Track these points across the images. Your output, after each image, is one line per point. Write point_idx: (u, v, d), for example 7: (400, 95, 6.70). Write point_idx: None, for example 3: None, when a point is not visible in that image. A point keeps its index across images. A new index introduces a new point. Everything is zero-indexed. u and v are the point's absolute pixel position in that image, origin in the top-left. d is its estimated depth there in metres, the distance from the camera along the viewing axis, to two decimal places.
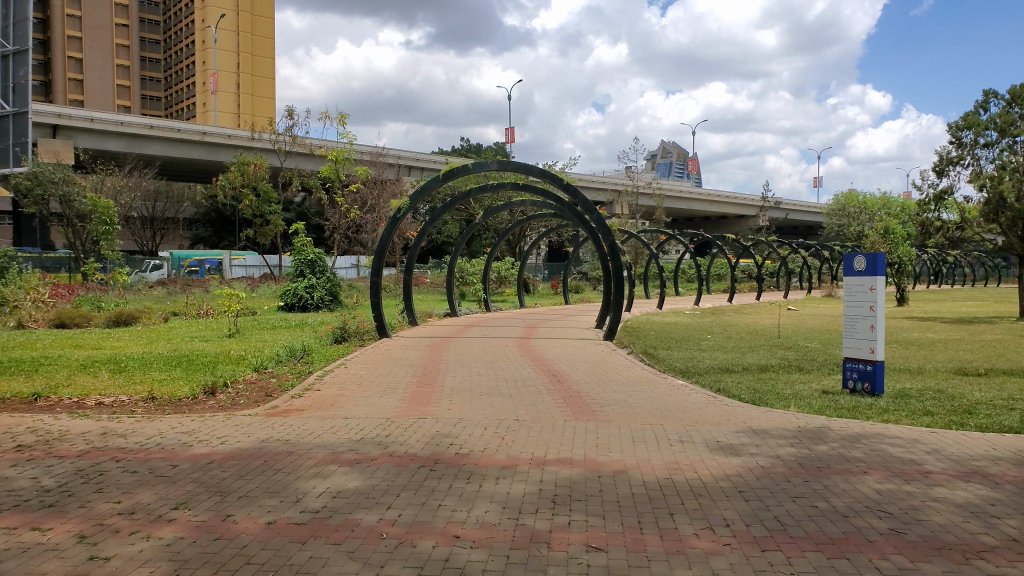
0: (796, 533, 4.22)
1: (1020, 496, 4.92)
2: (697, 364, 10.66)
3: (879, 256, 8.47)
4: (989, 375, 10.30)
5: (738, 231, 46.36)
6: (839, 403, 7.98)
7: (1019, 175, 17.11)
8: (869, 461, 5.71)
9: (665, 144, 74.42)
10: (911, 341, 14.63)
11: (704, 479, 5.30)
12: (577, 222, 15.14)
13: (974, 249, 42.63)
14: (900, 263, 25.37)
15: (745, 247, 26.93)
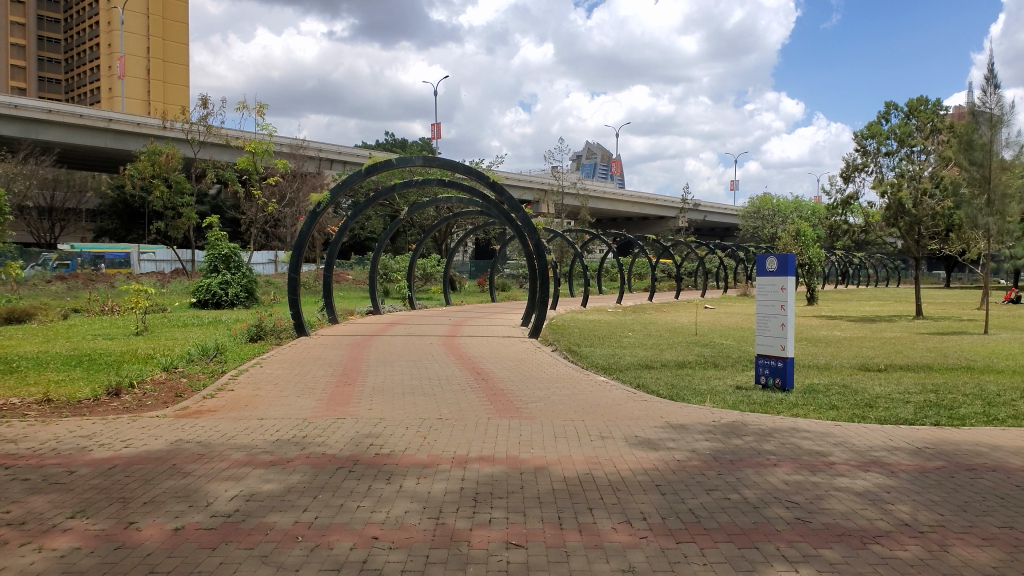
0: (710, 525, 4.32)
1: (915, 483, 5.19)
2: (619, 361, 10.82)
3: (789, 258, 8.76)
4: (888, 370, 10.88)
5: (658, 231, 47.47)
6: (751, 398, 8.26)
7: (916, 183, 18.12)
8: (778, 454, 5.91)
9: (589, 144, 75.41)
10: (818, 339, 15.32)
11: (623, 474, 5.37)
12: (503, 220, 15.08)
13: (876, 252, 44.98)
14: (810, 264, 26.52)
15: (666, 247, 27.60)
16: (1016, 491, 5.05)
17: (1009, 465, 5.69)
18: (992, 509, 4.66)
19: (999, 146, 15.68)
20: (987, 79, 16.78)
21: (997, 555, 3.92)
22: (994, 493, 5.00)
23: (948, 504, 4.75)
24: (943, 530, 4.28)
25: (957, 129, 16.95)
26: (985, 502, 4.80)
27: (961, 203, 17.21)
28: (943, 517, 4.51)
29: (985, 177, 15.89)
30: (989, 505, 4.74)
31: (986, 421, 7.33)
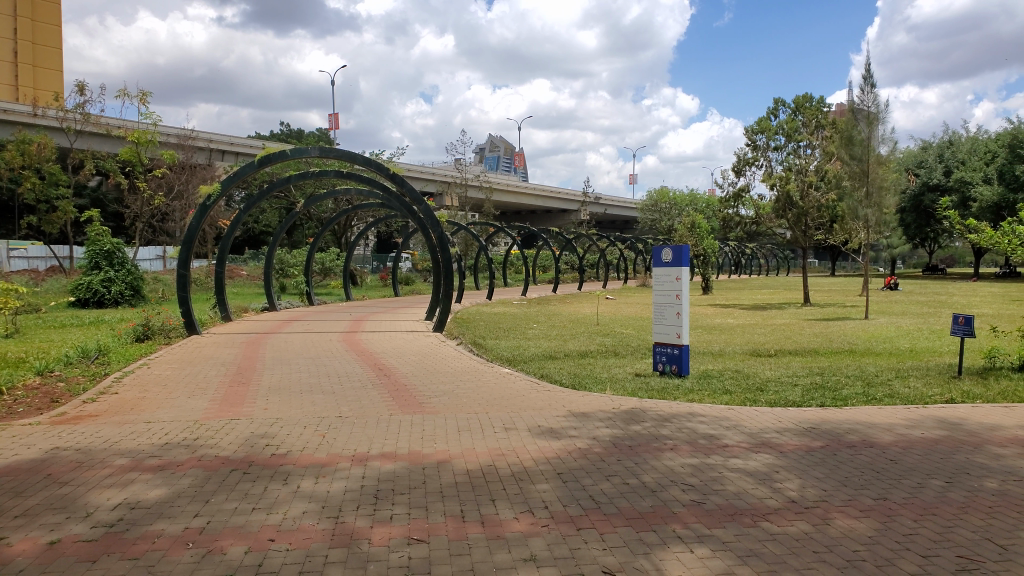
0: (609, 510, 4.44)
1: (800, 461, 5.51)
2: (523, 353, 10.93)
3: (683, 250, 9.05)
4: (777, 355, 11.50)
5: (561, 224, 48.14)
6: (649, 385, 8.54)
7: (802, 176, 19.12)
8: (675, 438, 6.14)
9: (492, 138, 75.41)
10: (713, 327, 15.93)
11: (526, 463, 5.44)
12: (405, 213, 14.87)
13: (766, 243, 47.26)
14: (705, 255, 27.58)
15: (568, 240, 28.04)
16: (890, 464, 5.45)
17: (883, 440, 6.14)
18: (869, 482, 5.00)
19: (876, 142, 16.78)
20: (866, 78, 17.86)
21: (872, 524, 4.23)
22: (872, 467, 5.37)
23: (830, 479, 5.07)
24: (826, 504, 4.57)
25: (839, 125, 18.00)
26: (863, 476, 5.15)
27: (842, 196, 18.32)
28: (826, 491, 4.81)
29: (864, 172, 16.98)
30: (866, 478, 5.09)
31: (865, 400, 7.87)
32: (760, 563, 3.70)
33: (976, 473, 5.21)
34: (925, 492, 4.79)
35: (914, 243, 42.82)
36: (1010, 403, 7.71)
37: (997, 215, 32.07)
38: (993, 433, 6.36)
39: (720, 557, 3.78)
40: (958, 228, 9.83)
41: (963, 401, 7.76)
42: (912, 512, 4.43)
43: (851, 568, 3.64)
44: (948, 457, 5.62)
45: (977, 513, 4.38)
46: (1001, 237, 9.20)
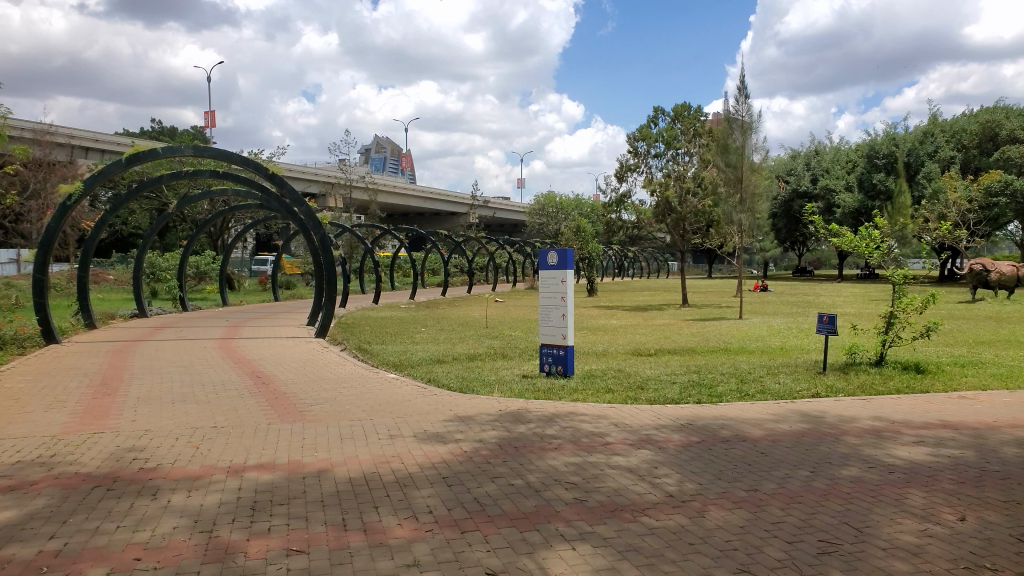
0: (493, 512, 4.52)
1: (678, 456, 5.81)
2: (410, 357, 10.88)
3: (568, 253, 9.30)
4: (656, 354, 12.01)
5: (449, 226, 48.10)
6: (536, 386, 8.72)
7: (680, 183, 20.06)
8: (560, 437, 6.32)
9: (378, 137, 74.26)
10: (598, 328, 16.42)
11: (410, 469, 5.45)
12: (286, 215, 14.38)
13: (649, 246, 49.10)
14: (590, 258, 28.35)
15: (457, 243, 28.08)
16: (760, 456, 5.83)
17: (755, 434, 6.56)
18: (741, 474, 5.35)
19: (749, 150, 17.87)
20: (739, 91, 19.00)
21: (743, 514, 4.52)
22: (744, 460, 5.73)
23: (706, 473, 5.38)
24: (702, 497, 4.85)
25: (715, 134, 19.03)
26: (736, 469, 5.49)
27: (717, 202, 19.34)
28: (701, 485, 5.10)
29: (738, 178, 18.05)
30: (739, 471, 5.43)
31: (738, 396, 8.37)
32: (639, 557, 3.88)
33: (837, 462, 5.67)
34: (792, 482, 5.17)
35: (784, 247, 45.77)
36: (867, 395, 8.42)
37: (856, 220, 34.79)
38: (851, 425, 6.93)
39: (602, 552, 3.93)
40: (823, 233, 10.61)
41: (825, 395, 8.40)
42: (780, 501, 4.77)
43: (723, 557, 3.88)
44: (813, 448, 6.08)
45: (836, 500, 4.77)
46: (860, 240, 10.01)
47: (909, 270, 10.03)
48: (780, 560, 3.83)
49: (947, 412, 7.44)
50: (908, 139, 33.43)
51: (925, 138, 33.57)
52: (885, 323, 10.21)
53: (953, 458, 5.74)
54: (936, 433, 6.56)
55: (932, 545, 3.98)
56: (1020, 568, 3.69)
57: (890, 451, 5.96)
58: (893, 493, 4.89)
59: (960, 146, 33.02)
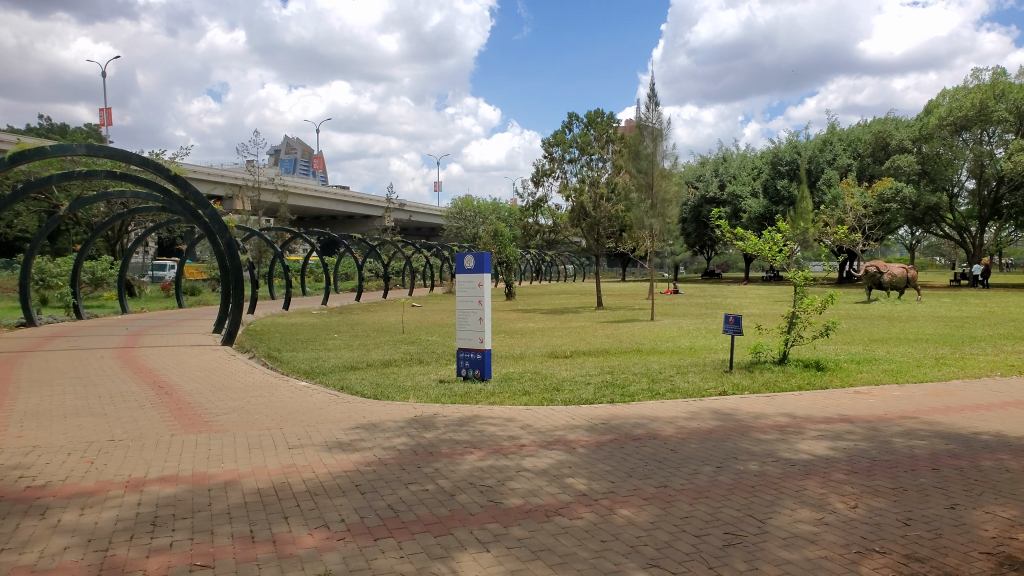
0: (407, 518, 4.48)
1: (591, 456, 5.91)
2: (323, 364, 10.66)
3: (485, 256, 9.32)
4: (572, 356, 12.19)
5: (363, 230, 47.34)
6: (453, 390, 8.70)
7: (595, 188, 20.46)
8: (474, 441, 6.31)
9: (289, 138, 72.33)
10: (515, 331, 16.52)
11: (321, 478, 5.33)
12: (189, 218, 13.78)
13: (565, 250, 49.85)
14: (508, 261, 28.46)
15: (373, 247, 27.67)
16: (670, 453, 6.00)
17: (665, 432, 6.75)
18: (651, 471, 5.48)
19: (660, 157, 18.44)
20: (650, 99, 19.58)
21: (653, 511, 4.63)
22: (654, 458, 5.88)
23: (618, 471, 5.49)
24: (613, 495, 4.95)
25: (628, 140, 19.54)
26: (646, 466, 5.62)
27: (630, 207, 19.81)
28: (613, 482, 5.21)
29: (649, 184, 18.60)
30: (649, 468, 5.57)
31: (651, 395, 8.59)
32: (552, 556, 3.92)
33: (742, 457, 5.90)
34: (699, 477, 5.34)
35: (694, 250, 47.36)
36: (771, 392, 8.79)
37: (761, 225, 36.39)
38: (757, 421, 7.22)
39: (516, 553, 3.95)
40: (729, 237, 11.02)
41: (733, 393, 8.74)
42: (688, 496, 4.91)
43: (634, 552, 3.96)
44: (720, 444, 6.30)
45: (741, 493, 4.96)
46: (764, 244, 10.45)
47: (808, 272, 10.54)
48: (689, 553, 3.94)
49: (844, 407, 7.87)
50: (809, 147, 35.23)
51: (823, 146, 35.41)
52: (788, 323, 10.70)
53: (847, 450, 6.06)
54: (833, 427, 6.92)
55: (828, 533, 4.19)
56: (906, 550, 3.92)
57: (791, 445, 6.24)
58: (793, 485, 5.12)
59: (855, 155, 35.04)
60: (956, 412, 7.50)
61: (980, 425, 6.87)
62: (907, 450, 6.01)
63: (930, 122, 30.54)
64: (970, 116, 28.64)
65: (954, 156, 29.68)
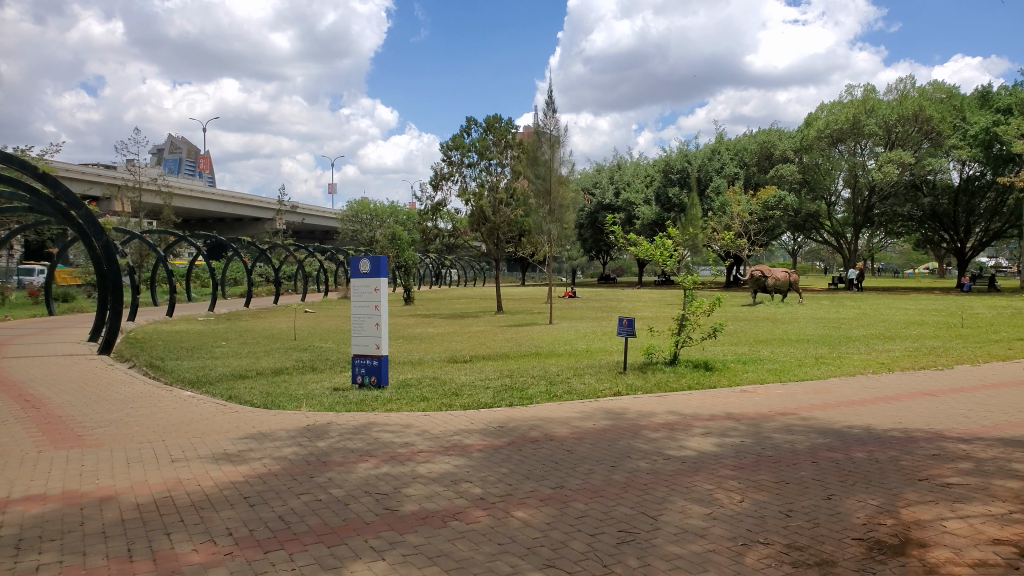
0: (299, 529, 4.38)
1: (488, 460, 5.96)
2: (209, 373, 10.24)
3: (382, 260, 9.21)
4: (470, 361, 12.24)
5: (252, 233, 45.61)
6: (348, 398, 8.55)
7: (494, 193, 20.62)
8: (370, 450, 6.24)
9: (173, 137, 69.01)
10: (413, 337, 16.40)
11: (207, 491, 5.13)
12: (60, 220, 12.89)
13: (464, 255, 49.88)
14: (406, 266, 28.17)
15: (264, 250, 26.77)
16: (566, 454, 6.14)
17: (560, 433, 6.90)
18: (547, 473, 5.60)
19: (557, 163, 18.78)
20: (547, 106, 19.93)
21: (549, 512, 4.74)
22: (550, 459, 6.00)
23: (515, 474, 5.58)
24: (510, 498, 5.01)
25: (526, 146, 19.79)
26: (543, 468, 5.73)
27: (528, 212, 20.06)
28: (511, 485, 5.28)
29: (547, 190, 18.90)
30: (545, 470, 5.68)
31: (547, 398, 8.75)
32: (449, 561, 3.94)
33: (634, 455, 6.12)
34: (594, 477, 5.50)
35: (590, 255, 48.49)
36: (662, 392, 9.15)
37: (654, 231, 37.70)
38: (647, 420, 7.49)
39: (411, 560, 3.94)
40: (624, 242, 11.36)
41: (627, 394, 9.01)
42: (583, 496, 5.04)
43: (530, 554, 4.04)
44: (613, 444, 6.50)
45: (634, 491, 5.14)
46: (656, 249, 10.82)
47: (697, 276, 11.03)
48: (583, 553, 4.05)
49: (730, 405, 8.28)
50: (698, 156, 36.75)
51: (712, 155, 37.08)
52: (678, 325, 11.14)
53: (731, 446, 6.38)
54: (720, 424, 7.27)
55: (716, 527, 4.40)
56: (786, 540, 4.18)
57: (680, 443, 6.52)
58: (682, 481, 5.35)
59: (742, 164, 36.89)
60: (832, 408, 8.04)
61: (852, 419, 7.40)
62: (788, 445, 6.40)
63: (809, 134, 32.74)
64: (844, 129, 31.00)
65: (832, 165, 31.79)
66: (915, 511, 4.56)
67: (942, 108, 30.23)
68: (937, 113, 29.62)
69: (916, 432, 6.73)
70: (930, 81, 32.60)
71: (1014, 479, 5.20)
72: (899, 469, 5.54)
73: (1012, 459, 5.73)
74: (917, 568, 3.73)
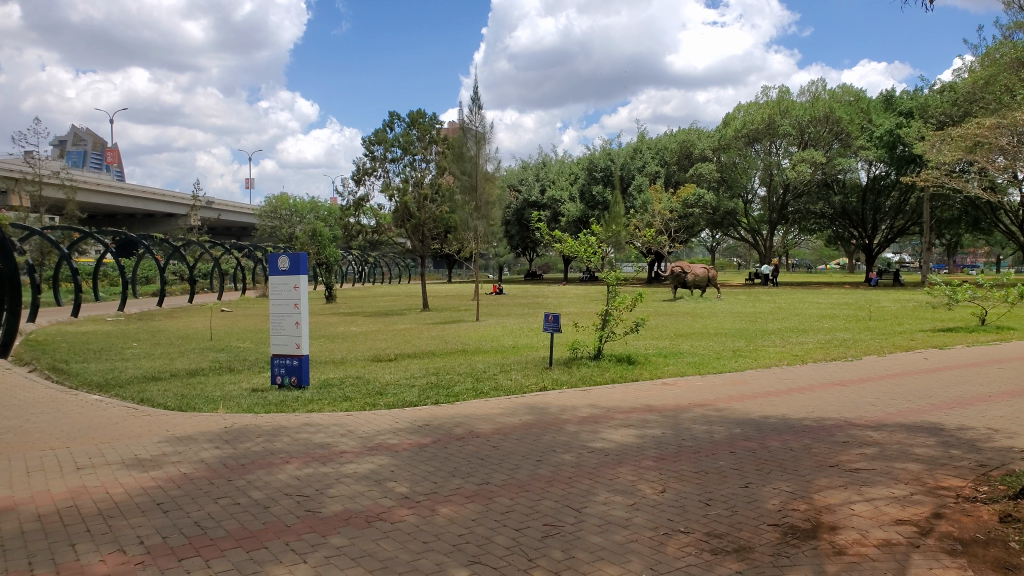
0: (216, 535, 4.24)
1: (412, 458, 5.91)
2: (118, 376, 9.78)
3: (301, 257, 9.00)
4: (395, 359, 12.11)
5: (165, 229, 43.84)
6: (267, 399, 8.33)
7: (419, 189, 20.46)
8: (291, 451, 6.09)
9: (78, 129, 65.65)
10: (336, 335, 16.10)
11: (117, 498, 4.90)
12: None
13: (388, 251, 49.27)
14: (327, 262, 27.60)
15: (178, 247, 25.78)
16: (492, 451, 6.15)
17: (486, 430, 6.90)
18: (473, 469, 5.59)
19: (483, 160, 18.75)
20: (473, 102, 19.90)
21: (474, 508, 4.73)
22: (476, 456, 6.00)
23: (440, 472, 5.55)
24: (436, 496, 4.98)
25: (452, 142, 19.70)
26: (469, 465, 5.72)
27: (454, 209, 19.95)
28: (436, 483, 5.25)
29: (473, 186, 18.87)
30: (471, 466, 5.67)
31: (473, 395, 8.75)
32: (373, 562, 3.88)
33: (558, 450, 6.19)
34: (520, 472, 5.52)
35: (516, 252, 48.71)
36: (586, 387, 9.28)
37: (578, 228, 38.13)
38: (571, 414, 7.58)
39: (334, 562, 3.87)
40: (548, 238, 11.46)
41: (552, 389, 9.10)
42: (509, 492, 5.06)
43: (456, 551, 4.02)
44: (538, 439, 6.55)
45: (558, 485, 5.19)
46: (580, 246, 10.95)
47: (621, 272, 11.23)
48: (509, 547, 4.06)
49: (651, 398, 8.47)
50: (621, 155, 37.44)
51: (634, 154, 37.82)
52: (601, 321, 11.32)
53: (653, 438, 6.53)
54: (642, 416, 7.42)
55: (638, 517, 4.50)
56: (705, 528, 4.30)
57: (603, 436, 6.62)
58: (606, 474, 5.44)
59: (663, 162, 37.74)
60: (749, 399, 8.33)
61: (767, 410, 7.68)
62: (707, 436, 6.58)
63: (727, 133, 33.74)
64: (760, 128, 32.04)
65: (749, 165, 32.91)
66: (825, 496, 4.77)
67: (851, 110, 31.73)
68: (846, 115, 31.04)
69: (827, 421, 7.04)
70: (839, 85, 34.16)
71: (914, 462, 5.51)
72: (811, 456, 5.79)
73: (914, 444, 6.06)
74: (828, 550, 3.90)
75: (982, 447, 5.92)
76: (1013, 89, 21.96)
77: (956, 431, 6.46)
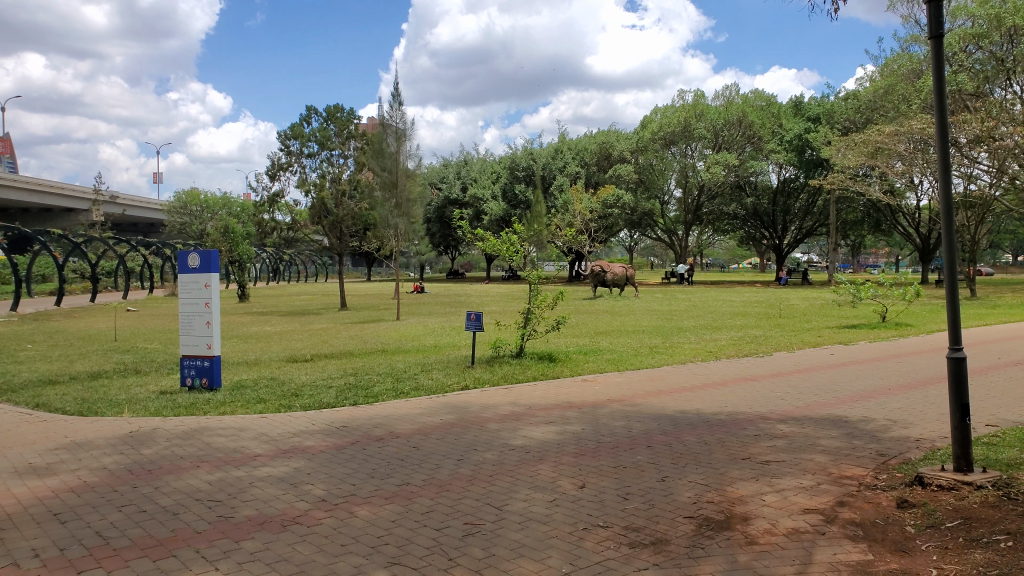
0: (120, 544, 4.04)
1: (330, 460, 5.80)
2: (10, 380, 9.18)
3: (212, 255, 8.67)
4: (312, 360, 11.85)
5: (64, 225, 41.49)
6: (176, 402, 7.99)
7: (336, 185, 20.11)
8: (201, 455, 5.87)
9: None
10: (249, 335, 15.65)
11: (9, 509, 4.61)
12: None
13: (305, 249, 48.11)
14: (240, 260, 26.73)
15: (78, 244, 24.46)
16: (412, 451, 6.10)
17: (406, 430, 6.83)
18: (394, 471, 5.52)
19: (403, 156, 18.56)
20: (393, 98, 19.67)
21: (394, 509, 4.68)
22: (395, 457, 5.93)
23: (360, 473, 5.46)
24: (354, 498, 4.90)
25: (371, 138, 19.43)
26: (388, 466, 5.65)
27: (373, 205, 19.63)
28: (355, 485, 5.17)
29: (394, 183, 18.66)
30: (391, 467, 5.61)
31: (392, 394, 8.66)
32: (288, 566, 3.79)
33: (479, 448, 6.19)
34: (440, 471, 5.50)
35: (437, 250, 48.46)
36: (506, 385, 9.32)
37: (500, 227, 38.22)
38: (491, 412, 7.59)
39: (247, 569, 3.75)
40: (470, 236, 11.44)
41: (473, 388, 9.10)
42: (430, 492, 5.03)
43: (374, 553, 3.97)
44: (459, 438, 6.53)
45: (479, 484, 5.19)
46: (502, 245, 11.00)
47: (541, 271, 11.34)
48: (429, 548, 4.03)
49: (571, 395, 8.59)
50: (542, 155, 37.83)
51: (555, 154, 38.26)
52: (523, 319, 11.39)
53: (572, 434, 6.62)
54: (562, 413, 7.51)
55: (558, 513, 4.55)
56: (623, 521, 4.39)
57: (524, 433, 6.68)
58: (527, 471, 5.48)
59: (583, 163, 38.21)
60: (666, 394, 8.56)
61: (683, 405, 7.91)
62: (625, 431, 6.72)
63: (644, 135, 34.47)
64: (676, 131, 32.84)
65: (666, 166, 33.81)
66: (737, 487, 4.94)
67: (763, 115, 33.05)
68: (758, 119, 32.25)
69: (740, 415, 7.31)
70: (751, 90, 35.51)
71: (820, 453, 5.78)
72: (724, 449, 6.00)
73: (820, 436, 6.36)
74: (740, 540, 4.05)
75: (882, 437, 6.27)
76: (909, 98, 23.34)
77: (859, 423, 6.82)
